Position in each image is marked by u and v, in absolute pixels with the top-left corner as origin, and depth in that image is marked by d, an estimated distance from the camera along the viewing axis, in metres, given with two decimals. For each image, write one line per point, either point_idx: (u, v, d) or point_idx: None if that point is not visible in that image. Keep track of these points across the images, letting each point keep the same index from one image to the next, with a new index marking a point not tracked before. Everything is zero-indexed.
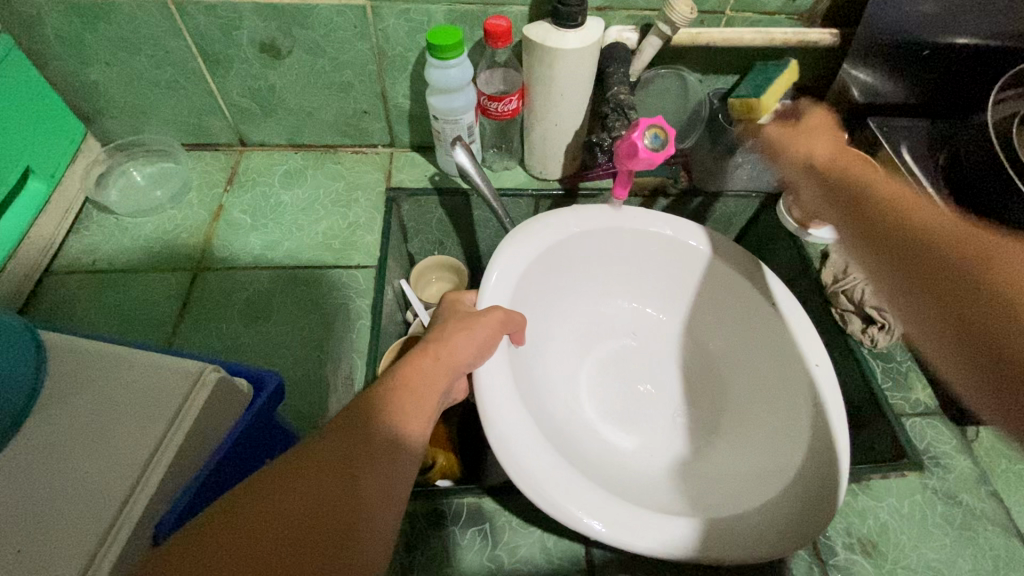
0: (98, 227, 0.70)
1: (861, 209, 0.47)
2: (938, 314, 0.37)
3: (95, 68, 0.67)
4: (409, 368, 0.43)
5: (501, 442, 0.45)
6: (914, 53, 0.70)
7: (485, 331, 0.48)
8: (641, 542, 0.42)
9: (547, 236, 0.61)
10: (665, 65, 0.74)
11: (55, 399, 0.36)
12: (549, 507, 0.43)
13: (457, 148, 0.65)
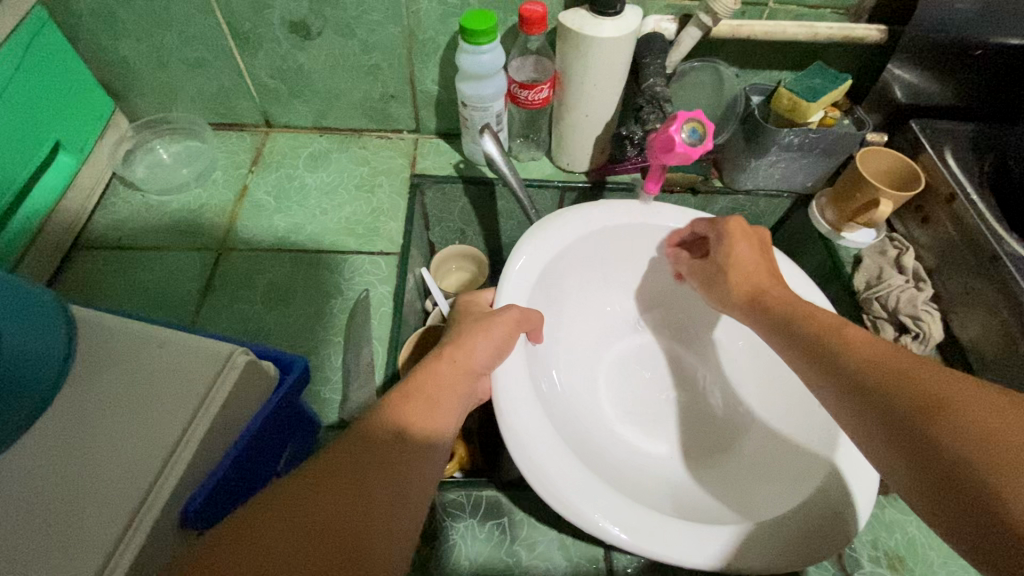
0: (124, 203, 0.70)
1: (785, 335, 0.45)
2: (889, 454, 0.34)
3: (125, 44, 0.67)
4: (422, 377, 0.42)
5: (518, 441, 0.44)
6: (966, 54, 0.67)
7: (501, 332, 0.46)
8: (662, 549, 0.41)
9: (567, 233, 0.58)
10: (701, 58, 0.72)
11: (86, 374, 0.36)
12: (566, 510, 0.42)
13: (485, 136, 0.63)
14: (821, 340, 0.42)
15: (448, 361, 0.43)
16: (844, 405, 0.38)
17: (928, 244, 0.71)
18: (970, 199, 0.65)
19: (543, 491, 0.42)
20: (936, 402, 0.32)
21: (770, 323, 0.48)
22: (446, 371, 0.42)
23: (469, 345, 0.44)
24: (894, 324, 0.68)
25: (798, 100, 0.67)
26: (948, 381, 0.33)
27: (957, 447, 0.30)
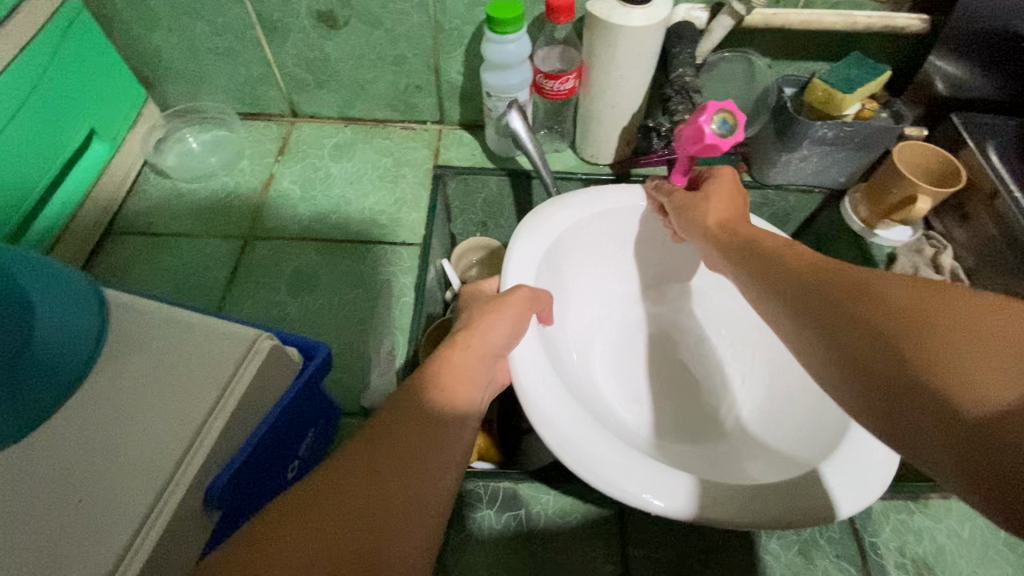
0: (155, 191, 0.71)
1: (747, 272, 0.42)
2: (850, 373, 0.31)
3: (158, 34, 0.68)
4: (442, 370, 0.42)
5: (531, 403, 0.43)
6: (1015, 44, 0.64)
7: (514, 312, 0.46)
8: (685, 509, 0.39)
9: (569, 213, 0.57)
10: (732, 49, 0.70)
11: (115, 356, 0.37)
12: (592, 475, 0.40)
13: (512, 112, 0.65)
14: (777, 262, 0.40)
15: (467, 350, 0.43)
16: (801, 335, 0.35)
17: (968, 242, 0.68)
18: (1013, 196, 0.62)
19: (554, 444, 0.41)
20: (881, 301, 0.30)
21: (733, 254, 0.45)
22: (466, 361, 0.43)
23: (485, 335, 0.44)
24: None
25: (833, 92, 0.65)
26: (887, 278, 0.31)
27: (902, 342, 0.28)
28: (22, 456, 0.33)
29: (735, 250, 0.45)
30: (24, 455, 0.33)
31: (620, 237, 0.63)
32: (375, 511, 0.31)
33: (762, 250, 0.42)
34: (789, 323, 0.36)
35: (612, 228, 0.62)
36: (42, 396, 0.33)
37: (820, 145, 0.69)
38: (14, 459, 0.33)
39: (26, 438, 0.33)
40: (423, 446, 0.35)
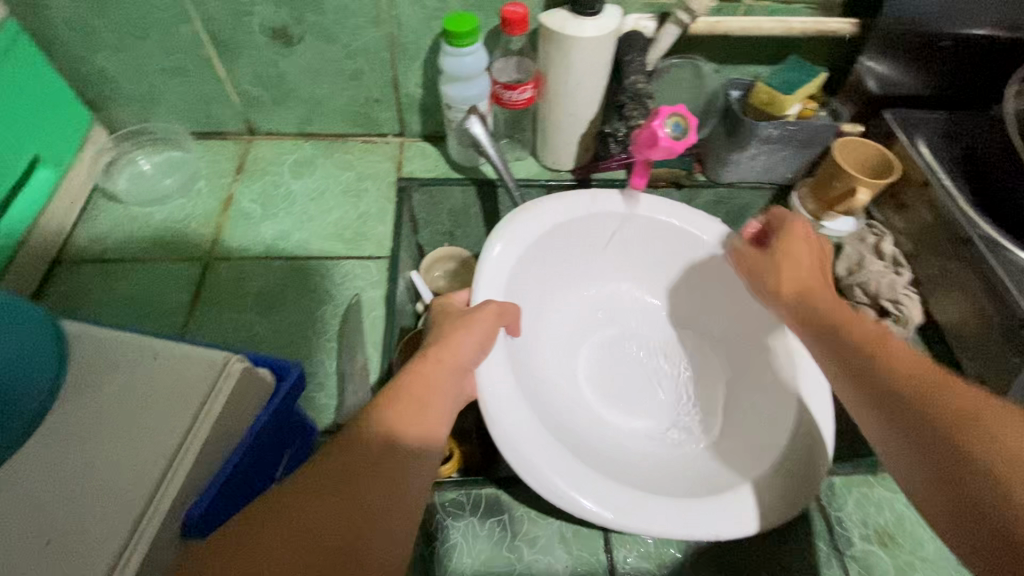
0: (106, 216, 0.69)
1: (824, 343, 0.46)
2: (925, 466, 0.34)
3: (102, 55, 0.66)
4: (412, 378, 0.42)
5: (495, 426, 0.46)
6: (934, 45, 0.69)
7: (483, 329, 0.47)
8: (645, 526, 0.44)
9: (543, 224, 0.60)
10: (680, 55, 0.73)
11: (78, 387, 0.36)
12: (556, 496, 0.45)
13: (472, 118, 0.66)
14: (855, 344, 0.43)
15: (439, 360, 0.43)
16: (876, 419, 0.39)
17: (906, 229, 0.72)
18: (943, 184, 0.67)
19: (516, 464, 0.45)
20: (966, 416, 0.34)
21: (810, 327, 0.48)
22: (440, 370, 0.43)
23: (454, 346, 0.45)
24: (876, 308, 0.69)
25: (775, 94, 0.68)
26: (972, 396, 0.35)
27: (947, 426, 0.34)
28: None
29: (817, 326, 0.48)
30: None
31: (590, 241, 0.66)
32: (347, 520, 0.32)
33: (850, 331, 0.45)
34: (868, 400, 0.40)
35: (582, 236, 0.65)
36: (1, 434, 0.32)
37: (766, 144, 0.73)
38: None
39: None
40: (397, 454, 0.36)
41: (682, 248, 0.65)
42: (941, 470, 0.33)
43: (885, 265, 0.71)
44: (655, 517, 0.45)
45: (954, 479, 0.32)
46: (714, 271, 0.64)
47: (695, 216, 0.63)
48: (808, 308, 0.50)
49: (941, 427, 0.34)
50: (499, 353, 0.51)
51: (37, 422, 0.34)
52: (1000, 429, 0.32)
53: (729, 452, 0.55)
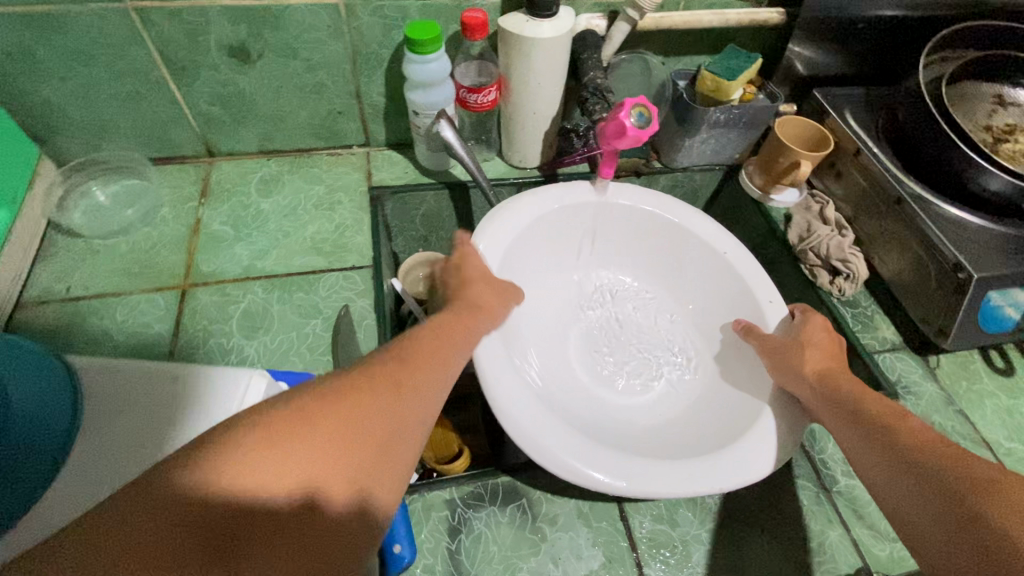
0: (67, 252, 0.66)
1: (838, 416, 0.49)
2: (932, 518, 0.38)
3: (47, 84, 0.63)
4: (431, 332, 0.45)
5: (503, 412, 0.49)
6: (850, 28, 0.77)
7: (502, 289, 0.56)
8: (657, 489, 0.47)
9: (518, 221, 0.63)
10: (629, 51, 0.78)
11: (103, 421, 0.40)
12: (571, 473, 0.47)
13: (441, 123, 0.68)
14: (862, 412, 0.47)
15: (446, 322, 0.48)
16: (888, 478, 0.42)
17: (844, 195, 0.79)
18: (872, 152, 0.74)
19: (522, 442, 0.48)
20: (966, 471, 0.38)
21: (820, 394, 0.51)
22: (446, 326, 0.47)
23: (455, 317, 0.49)
24: (827, 268, 0.75)
25: (719, 81, 0.74)
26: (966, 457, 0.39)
27: (922, 450, 0.41)
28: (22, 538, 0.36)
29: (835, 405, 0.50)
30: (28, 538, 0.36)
31: (565, 234, 0.70)
32: (356, 456, 0.33)
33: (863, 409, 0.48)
34: (880, 465, 0.43)
35: (556, 228, 0.68)
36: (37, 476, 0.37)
37: (716, 128, 0.79)
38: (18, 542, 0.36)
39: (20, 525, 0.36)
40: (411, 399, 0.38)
41: (650, 228, 0.70)
42: (924, 481, 0.39)
43: (829, 228, 0.77)
44: (663, 478, 0.48)
45: (934, 483, 0.39)
46: (683, 245, 0.69)
47: (658, 198, 0.68)
48: (823, 379, 0.51)
49: (919, 453, 0.41)
50: (491, 342, 0.54)
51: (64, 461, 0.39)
52: (972, 466, 0.38)
53: (717, 411, 0.59)
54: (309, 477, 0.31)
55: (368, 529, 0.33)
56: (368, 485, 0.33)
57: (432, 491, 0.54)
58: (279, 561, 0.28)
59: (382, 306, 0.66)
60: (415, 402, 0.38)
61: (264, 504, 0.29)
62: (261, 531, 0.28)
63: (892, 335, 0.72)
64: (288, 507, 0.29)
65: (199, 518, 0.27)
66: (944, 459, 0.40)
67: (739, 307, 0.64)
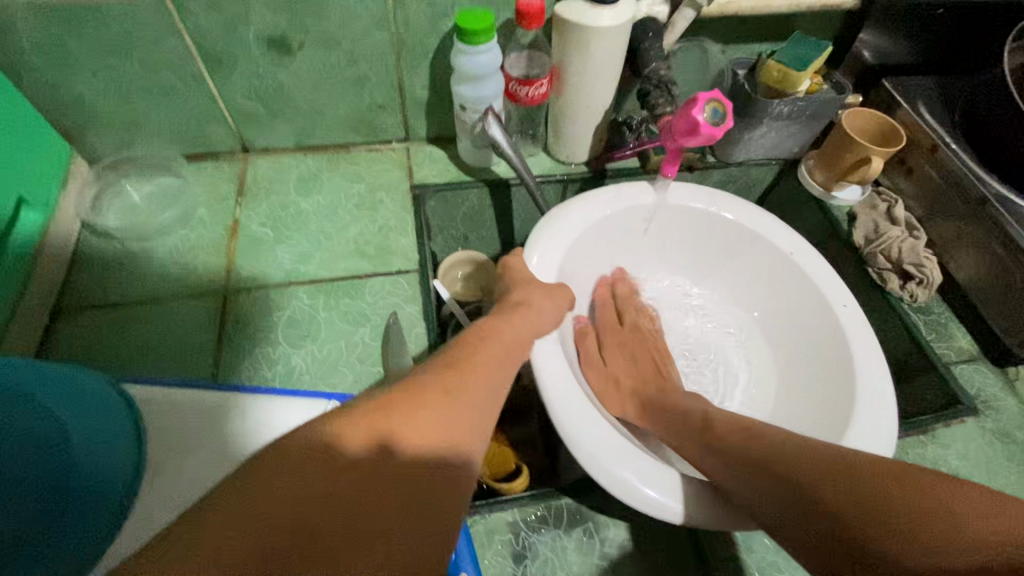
0: (102, 256, 0.63)
1: (733, 457, 0.45)
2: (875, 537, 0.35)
3: (79, 79, 0.60)
4: (489, 335, 0.42)
5: (571, 437, 0.45)
6: (928, 13, 0.71)
7: (557, 289, 0.51)
8: (745, 519, 0.42)
9: (572, 227, 0.59)
10: (687, 39, 0.73)
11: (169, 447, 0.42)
12: (648, 505, 0.43)
13: (490, 121, 0.63)
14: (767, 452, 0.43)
15: (504, 320, 0.45)
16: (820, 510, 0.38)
17: (915, 193, 0.74)
18: (951, 147, 0.69)
19: (593, 469, 0.44)
20: (883, 481, 0.37)
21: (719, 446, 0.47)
22: (507, 324, 0.44)
23: (513, 321, 0.45)
24: (899, 273, 0.71)
25: (788, 71, 0.69)
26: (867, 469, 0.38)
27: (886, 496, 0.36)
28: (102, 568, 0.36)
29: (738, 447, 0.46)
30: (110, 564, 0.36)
31: (618, 240, 0.66)
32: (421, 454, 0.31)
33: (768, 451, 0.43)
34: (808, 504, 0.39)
35: (611, 233, 0.64)
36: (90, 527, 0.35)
37: (778, 121, 0.74)
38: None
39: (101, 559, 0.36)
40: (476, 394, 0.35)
41: (709, 228, 0.66)
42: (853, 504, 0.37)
43: (900, 229, 0.73)
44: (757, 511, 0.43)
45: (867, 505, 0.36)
46: (744, 243, 0.65)
47: (717, 196, 0.64)
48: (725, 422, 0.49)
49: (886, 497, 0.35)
50: (549, 358, 0.49)
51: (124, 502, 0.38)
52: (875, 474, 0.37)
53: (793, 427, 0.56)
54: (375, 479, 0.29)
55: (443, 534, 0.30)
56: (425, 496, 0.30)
57: (494, 513, 0.52)
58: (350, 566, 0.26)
59: (431, 313, 0.63)
60: (479, 393, 0.35)
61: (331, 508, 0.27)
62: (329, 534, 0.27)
63: (968, 345, 0.69)
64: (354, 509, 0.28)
65: (268, 520, 0.26)
66: (913, 512, 0.34)
67: (810, 311, 0.60)
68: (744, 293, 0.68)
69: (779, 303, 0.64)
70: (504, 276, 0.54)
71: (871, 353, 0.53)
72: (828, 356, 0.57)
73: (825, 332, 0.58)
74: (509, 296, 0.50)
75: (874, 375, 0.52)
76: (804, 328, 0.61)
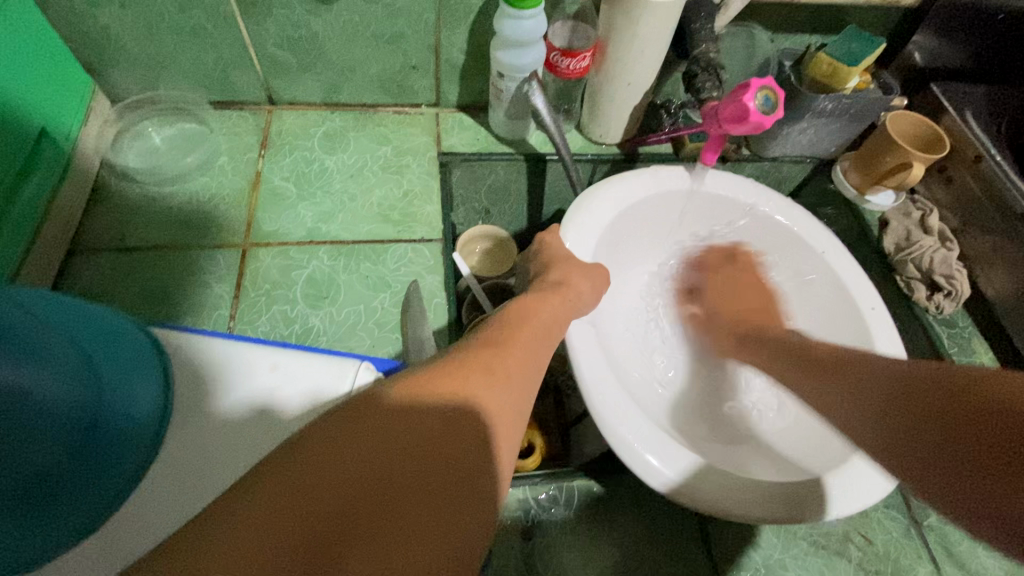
0: (121, 197, 0.62)
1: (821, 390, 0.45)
2: (906, 434, 0.34)
3: (107, 11, 0.57)
4: (519, 313, 0.41)
5: (600, 419, 0.44)
6: (986, 17, 0.69)
7: (592, 273, 0.50)
8: (769, 513, 0.42)
9: (609, 205, 0.57)
10: (737, 23, 0.70)
11: (187, 406, 0.37)
12: (672, 491, 0.42)
13: (531, 88, 0.61)
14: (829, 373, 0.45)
15: (543, 303, 0.43)
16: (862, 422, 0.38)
17: (951, 204, 0.73)
18: (996, 159, 0.67)
19: (622, 453, 0.43)
20: (932, 385, 0.34)
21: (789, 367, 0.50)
22: (542, 305, 0.43)
23: (552, 303, 0.44)
24: (926, 283, 0.70)
25: (838, 66, 0.66)
26: (922, 371, 0.36)
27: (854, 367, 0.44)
28: (104, 539, 0.33)
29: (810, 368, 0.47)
30: (118, 522, 0.33)
31: (651, 222, 0.64)
32: (459, 431, 0.29)
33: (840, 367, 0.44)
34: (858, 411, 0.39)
35: (644, 216, 0.62)
36: (115, 481, 0.32)
37: (821, 117, 0.71)
38: (86, 550, 0.32)
39: (107, 523, 0.33)
40: (512, 373, 0.34)
41: (742, 220, 0.64)
42: (884, 412, 0.37)
43: (933, 239, 0.71)
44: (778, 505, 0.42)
45: (925, 411, 0.34)
46: (777, 240, 0.63)
47: (754, 188, 0.62)
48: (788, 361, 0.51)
49: (935, 384, 0.34)
50: (585, 339, 0.48)
51: (151, 456, 0.34)
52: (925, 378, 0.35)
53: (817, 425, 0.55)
54: (417, 456, 0.27)
55: (489, 513, 0.28)
56: (462, 475, 0.28)
57: (505, 489, 0.52)
58: (380, 553, 0.24)
59: (452, 284, 0.62)
60: (513, 376, 0.34)
61: (369, 498, 0.25)
62: (371, 517, 0.25)
63: (990, 362, 0.68)
64: (397, 489, 0.26)
65: (293, 497, 0.24)
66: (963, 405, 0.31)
67: (838, 311, 0.59)
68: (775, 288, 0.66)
69: (806, 306, 0.63)
70: (537, 255, 0.53)
71: (898, 361, 0.52)
72: None
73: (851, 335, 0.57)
74: (547, 274, 0.49)
75: None
76: (831, 328, 0.60)
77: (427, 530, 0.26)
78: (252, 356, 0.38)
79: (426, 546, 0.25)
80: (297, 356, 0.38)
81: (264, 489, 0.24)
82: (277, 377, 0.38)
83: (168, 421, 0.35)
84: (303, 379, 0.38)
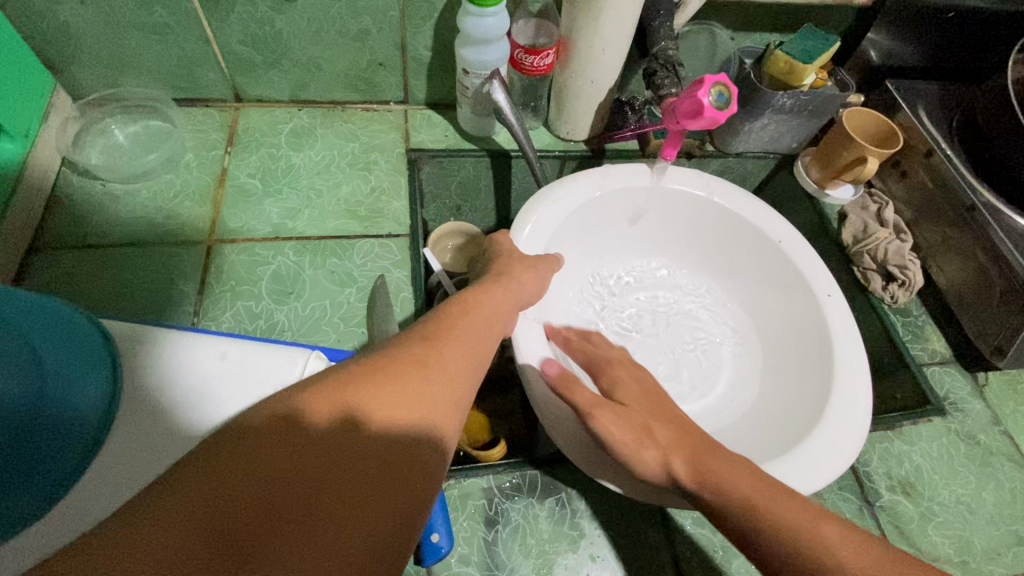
0: (82, 194, 0.61)
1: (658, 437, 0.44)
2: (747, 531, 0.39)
3: (66, 7, 0.57)
4: (463, 305, 0.42)
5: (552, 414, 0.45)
6: (939, 17, 0.72)
7: (541, 268, 0.51)
8: None
9: (564, 204, 0.58)
10: (698, 22, 0.72)
11: (136, 399, 0.36)
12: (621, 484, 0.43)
13: (493, 85, 0.62)
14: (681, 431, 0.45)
15: (487, 296, 0.44)
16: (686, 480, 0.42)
17: (906, 198, 0.75)
18: (945, 154, 0.69)
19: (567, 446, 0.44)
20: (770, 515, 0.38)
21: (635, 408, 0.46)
22: (488, 298, 0.44)
23: (494, 293, 0.45)
24: (882, 274, 0.72)
25: (794, 63, 0.68)
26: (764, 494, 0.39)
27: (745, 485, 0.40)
28: (45, 534, 0.32)
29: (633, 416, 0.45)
30: (61, 515, 0.33)
31: (608, 218, 0.65)
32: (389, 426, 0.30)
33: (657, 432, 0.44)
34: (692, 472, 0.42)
35: (600, 212, 0.64)
36: (60, 470, 0.32)
37: (780, 113, 0.73)
38: (23, 546, 0.31)
39: (45, 519, 0.32)
40: (448, 368, 0.35)
41: (700, 214, 0.66)
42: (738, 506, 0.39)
43: (888, 231, 0.74)
44: None
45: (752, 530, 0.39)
46: (733, 232, 0.65)
47: (709, 182, 0.64)
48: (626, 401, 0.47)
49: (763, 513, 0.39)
50: (529, 335, 0.49)
51: (96, 447, 0.34)
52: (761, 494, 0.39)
53: (773, 416, 0.57)
54: (347, 458, 0.28)
55: (421, 500, 0.29)
56: (390, 468, 0.29)
57: (469, 479, 0.53)
58: (302, 542, 0.25)
59: (419, 279, 0.63)
60: (451, 368, 0.35)
61: (297, 487, 0.26)
62: (301, 520, 0.25)
63: (942, 348, 0.70)
64: (324, 481, 0.27)
65: (219, 487, 0.25)
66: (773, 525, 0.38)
67: (793, 299, 0.61)
68: (735, 278, 0.68)
69: (762, 296, 0.65)
70: (490, 250, 0.54)
71: (849, 344, 0.54)
72: (809, 347, 0.57)
73: (807, 322, 0.58)
74: (491, 269, 0.50)
75: (850, 359, 0.53)
76: (786, 316, 0.62)
77: (357, 527, 0.26)
78: (196, 348, 0.38)
79: (349, 534, 0.26)
80: (249, 347, 0.39)
81: (190, 480, 0.25)
82: (228, 366, 0.38)
83: (116, 412, 0.35)
84: (255, 369, 0.38)
